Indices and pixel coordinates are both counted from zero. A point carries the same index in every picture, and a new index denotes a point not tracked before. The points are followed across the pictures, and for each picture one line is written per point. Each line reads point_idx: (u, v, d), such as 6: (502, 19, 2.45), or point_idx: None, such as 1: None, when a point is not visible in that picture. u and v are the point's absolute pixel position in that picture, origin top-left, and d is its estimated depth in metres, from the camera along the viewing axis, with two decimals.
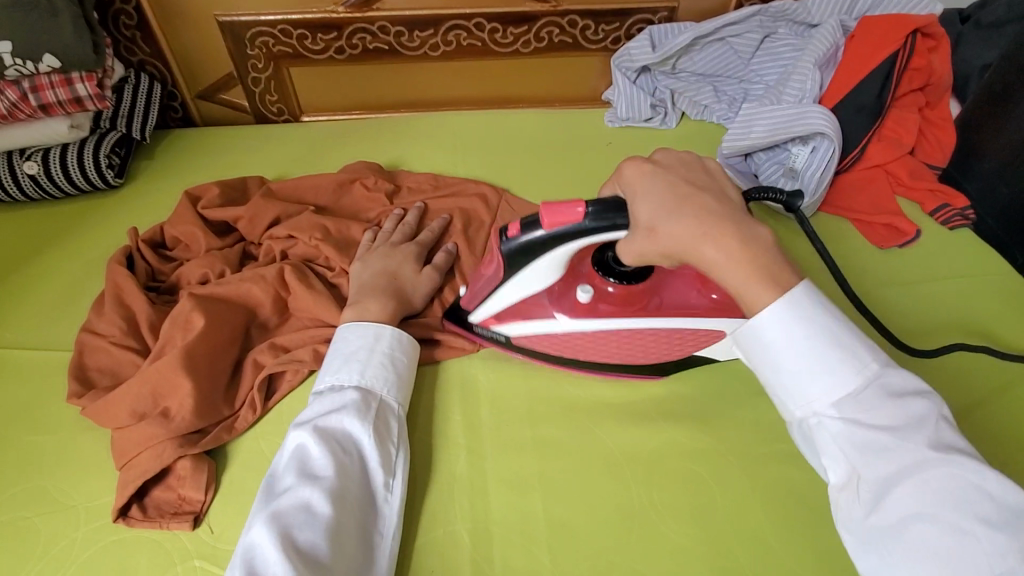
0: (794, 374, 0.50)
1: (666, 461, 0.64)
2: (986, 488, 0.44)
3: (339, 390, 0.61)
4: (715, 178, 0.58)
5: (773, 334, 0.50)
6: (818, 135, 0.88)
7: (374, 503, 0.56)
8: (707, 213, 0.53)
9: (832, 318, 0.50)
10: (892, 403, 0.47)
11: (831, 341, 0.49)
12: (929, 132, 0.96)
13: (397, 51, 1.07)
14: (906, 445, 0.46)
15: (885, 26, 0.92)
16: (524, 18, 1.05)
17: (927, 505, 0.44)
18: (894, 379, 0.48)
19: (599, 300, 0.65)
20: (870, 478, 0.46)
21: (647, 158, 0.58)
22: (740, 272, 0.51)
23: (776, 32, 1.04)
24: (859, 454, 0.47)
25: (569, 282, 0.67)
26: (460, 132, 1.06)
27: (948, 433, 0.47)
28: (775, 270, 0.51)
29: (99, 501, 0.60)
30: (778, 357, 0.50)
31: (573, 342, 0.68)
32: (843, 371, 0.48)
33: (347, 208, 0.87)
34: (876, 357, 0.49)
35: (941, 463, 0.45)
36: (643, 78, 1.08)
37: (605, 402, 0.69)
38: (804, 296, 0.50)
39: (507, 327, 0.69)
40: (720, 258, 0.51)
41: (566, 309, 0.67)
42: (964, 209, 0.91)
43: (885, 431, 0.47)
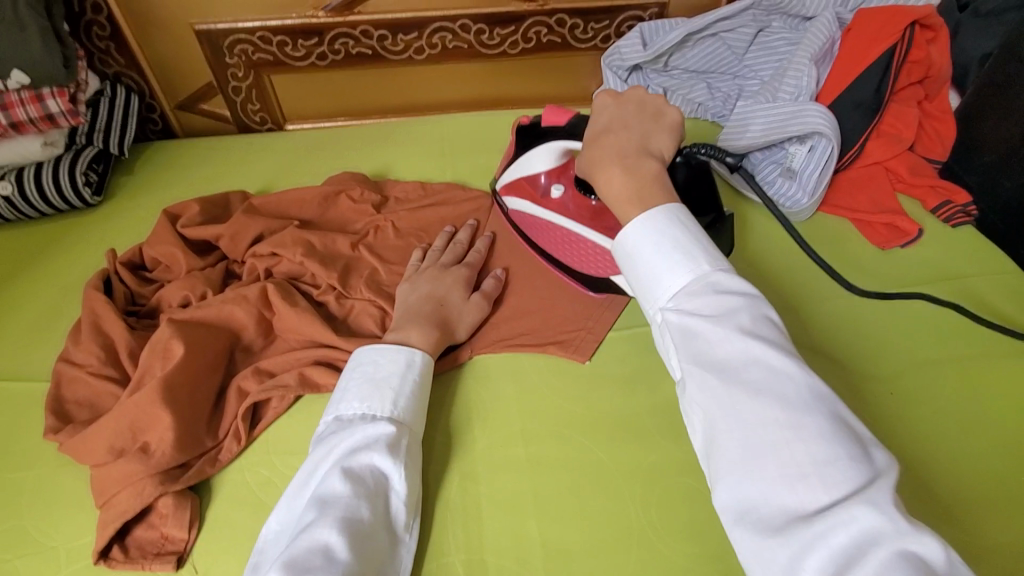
0: (643, 263, 0.53)
1: (667, 481, 0.62)
2: (787, 373, 0.44)
3: (371, 420, 0.58)
4: (661, 125, 0.61)
5: (635, 240, 0.54)
6: (816, 133, 0.86)
7: (393, 545, 0.54)
8: (616, 146, 0.59)
9: (688, 232, 0.52)
10: (714, 296, 0.48)
11: (671, 241, 0.52)
12: (929, 126, 0.94)
13: (381, 55, 1.03)
14: (719, 331, 0.46)
15: (881, 19, 0.89)
16: (511, 19, 1.02)
17: (728, 384, 0.44)
18: (721, 279, 0.50)
19: (569, 200, 0.75)
20: (687, 366, 0.47)
21: (620, 92, 0.64)
22: (619, 195, 0.57)
23: (769, 26, 1.01)
24: (682, 342, 0.48)
25: (562, 175, 0.76)
26: (448, 137, 1.03)
27: (765, 327, 0.46)
28: (646, 195, 0.56)
29: (81, 540, 0.58)
30: (636, 260, 0.54)
31: (542, 227, 0.77)
32: (675, 268, 0.51)
33: (333, 222, 0.85)
34: (710, 260, 0.51)
35: (748, 349, 0.45)
36: (635, 77, 1.05)
37: (601, 419, 0.66)
38: (665, 215, 0.53)
39: (510, 198, 0.81)
40: (606, 182, 0.58)
41: (543, 197, 0.76)
42: (967, 205, 0.88)
43: (704, 319, 0.47)
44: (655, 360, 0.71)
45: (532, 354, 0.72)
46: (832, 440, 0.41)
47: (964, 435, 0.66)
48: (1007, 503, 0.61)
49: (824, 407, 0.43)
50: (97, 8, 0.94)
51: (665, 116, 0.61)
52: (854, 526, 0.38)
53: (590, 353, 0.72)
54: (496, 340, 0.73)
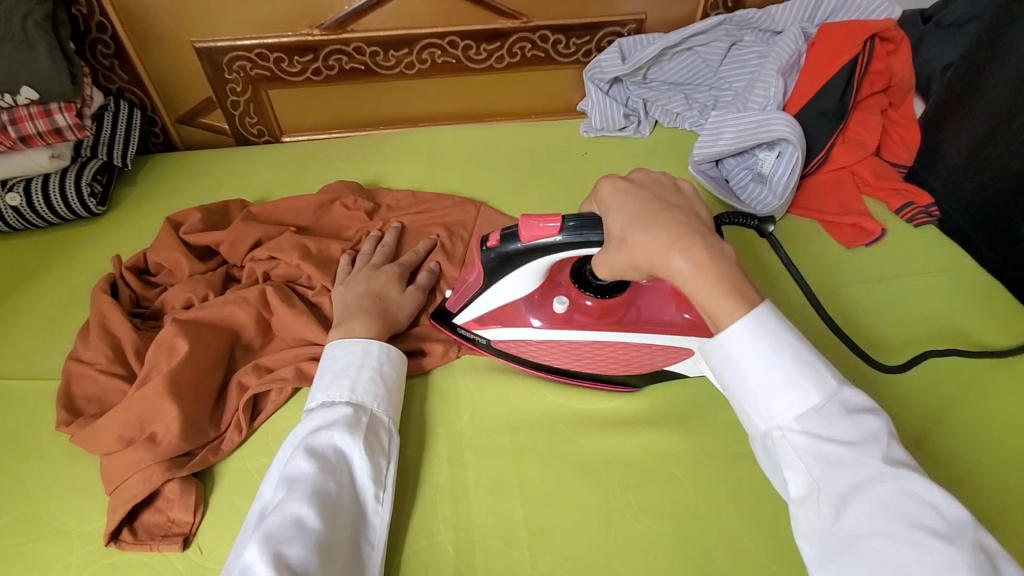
0: (752, 381, 0.50)
1: (643, 464, 0.66)
2: (934, 504, 0.44)
3: (330, 406, 0.62)
4: (687, 197, 0.59)
5: (737, 348, 0.50)
6: (783, 140, 0.91)
7: (364, 515, 0.57)
8: (674, 223, 0.53)
9: (809, 348, 0.50)
10: (847, 418, 0.48)
11: (791, 358, 0.49)
12: (894, 131, 1.00)
13: (373, 70, 1.09)
14: (864, 462, 0.46)
15: (843, 33, 0.95)
16: (497, 35, 1.08)
17: (879, 518, 0.44)
18: (850, 396, 0.49)
19: (575, 310, 0.68)
20: (831, 493, 0.46)
21: (624, 176, 0.60)
22: (702, 288, 0.51)
23: (741, 40, 1.07)
24: (818, 469, 0.47)
25: (549, 290, 0.70)
26: (438, 147, 1.08)
27: (898, 452, 0.47)
28: (734, 284, 0.50)
29: (90, 526, 0.61)
30: (741, 373, 0.50)
31: (549, 350, 0.71)
32: (805, 388, 0.48)
33: (327, 228, 0.89)
34: (835, 375, 0.49)
35: (895, 481, 0.45)
36: (615, 89, 1.11)
37: (581, 408, 0.71)
38: (769, 316, 0.49)
39: (490, 331, 0.72)
40: (683, 270, 0.51)
41: (543, 319, 0.69)
42: (928, 206, 0.93)
43: (840, 445, 0.47)
44: None
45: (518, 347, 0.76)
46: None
47: (924, 423, 0.71)
48: (960, 481, 0.66)
49: (976, 542, 0.43)
50: (102, 26, 0.99)
51: (681, 188, 0.59)
52: None
53: None
54: (482, 336, 0.77)
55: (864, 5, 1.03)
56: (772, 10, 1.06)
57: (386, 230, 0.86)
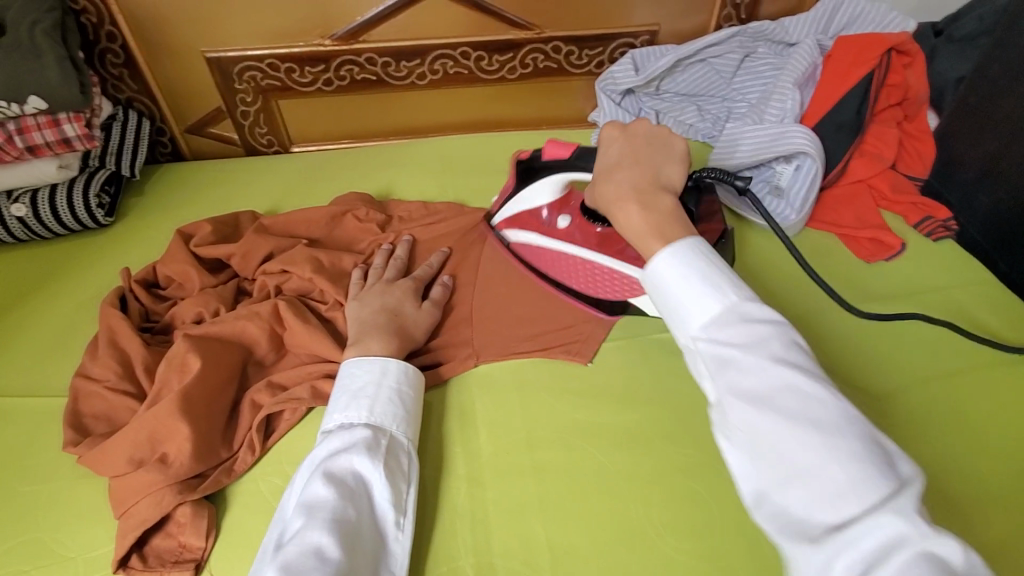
0: (671, 295, 0.51)
1: (668, 486, 0.64)
2: (819, 397, 0.43)
3: (348, 427, 0.60)
4: (669, 156, 0.63)
5: (666, 274, 0.51)
6: (801, 154, 0.90)
7: (384, 542, 0.55)
8: (631, 180, 0.60)
9: (712, 262, 0.51)
10: (744, 324, 0.47)
11: (699, 272, 0.50)
12: (911, 144, 0.99)
13: (384, 81, 1.08)
14: (754, 361, 0.44)
15: (859, 46, 0.94)
16: (509, 46, 1.07)
17: (765, 412, 0.43)
18: (749, 306, 0.48)
19: (575, 229, 0.80)
20: (726, 396, 0.45)
21: (626, 126, 0.66)
22: (635, 229, 0.56)
23: (755, 52, 1.07)
24: (716, 370, 0.46)
25: (563, 206, 0.81)
26: (450, 158, 1.07)
27: (796, 353, 0.45)
28: (665, 226, 0.55)
29: (98, 551, 0.59)
30: (667, 291, 0.51)
31: (550, 256, 0.81)
32: (704, 298, 0.49)
33: (339, 240, 0.88)
34: (737, 288, 0.49)
35: (784, 376, 0.43)
36: (628, 101, 1.10)
37: (603, 427, 0.69)
38: (687, 249, 0.52)
39: (512, 232, 0.85)
40: (623, 216, 0.58)
41: (548, 229, 0.81)
42: (947, 220, 0.92)
43: (736, 347, 0.46)
44: (654, 369, 0.74)
45: (537, 362, 0.75)
46: (871, 464, 0.40)
47: (954, 442, 0.69)
48: (991, 504, 0.64)
49: (860, 431, 0.42)
50: (112, 36, 0.98)
51: (670, 147, 0.64)
52: (882, 533, 0.38)
53: (591, 355, 0.75)
54: (499, 353, 0.75)
55: (880, 17, 1.02)
56: (786, 22, 1.06)
57: (398, 243, 0.85)
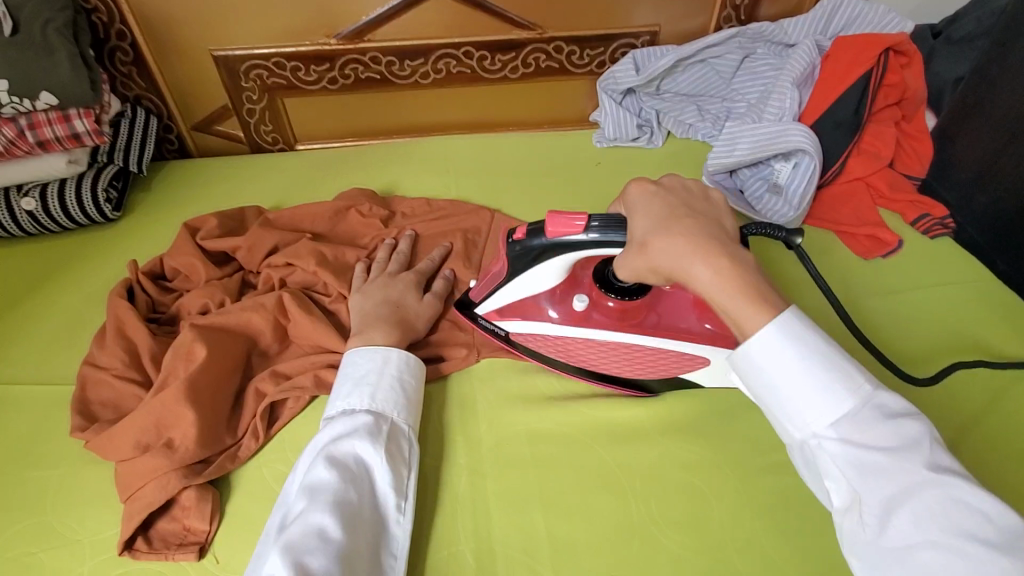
0: (784, 395, 0.50)
1: (666, 476, 0.65)
2: (979, 508, 0.44)
3: (351, 413, 0.61)
4: (716, 208, 0.58)
5: (765, 359, 0.50)
6: (799, 151, 0.91)
7: (386, 525, 0.56)
8: (699, 230, 0.54)
9: (839, 353, 0.50)
10: (884, 426, 0.47)
11: (822, 366, 0.49)
12: (908, 144, 1.00)
13: (388, 80, 1.10)
14: (902, 469, 0.46)
15: (858, 46, 0.95)
16: (511, 46, 1.09)
17: (923, 527, 0.44)
18: (885, 403, 0.48)
19: (594, 309, 0.70)
20: (877, 506, 0.46)
21: (656, 180, 0.60)
22: (724, 292, 0.51)
23: (754, 53, 1.08)
24: (856, 476, 0.47)
25: (570, 288, 0.70)
26: (452, 156, 1.08)
27: (941, 456, 0.46)
28: (759, 292, 0.51)
29: (103, 534, 0.60)
30: (774, 383, 0.50)
31: (566, 346, 0.72)
32: (837, 396, 0.48)
33: (342, 235, 0.89)
34: (869, 380, 0.49)
35: (939, 487, 0.45)
36: (628, 100, 1.11)
37: (602, 419, 0.70)
38: (793, 323, 0.50)
39: (510, 323, 0.73)
40: (703, 274, 0.51)
41: (562, 316, 0.70)
42: (944, 218, 0.94)
43: (879, 453, 0.46)
44: None
45: (538, 354, 0.76)
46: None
47: (949, 436, 0.70)
48: None
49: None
50: (122, 34, 1.00)
51: (710, 198, 0.59)
52: None
53: None
54: (499, 344, 0.77)
55: (878, 19, 1.04)
56: (785, 23, 1.07)
57: (400, 238, 0.86)
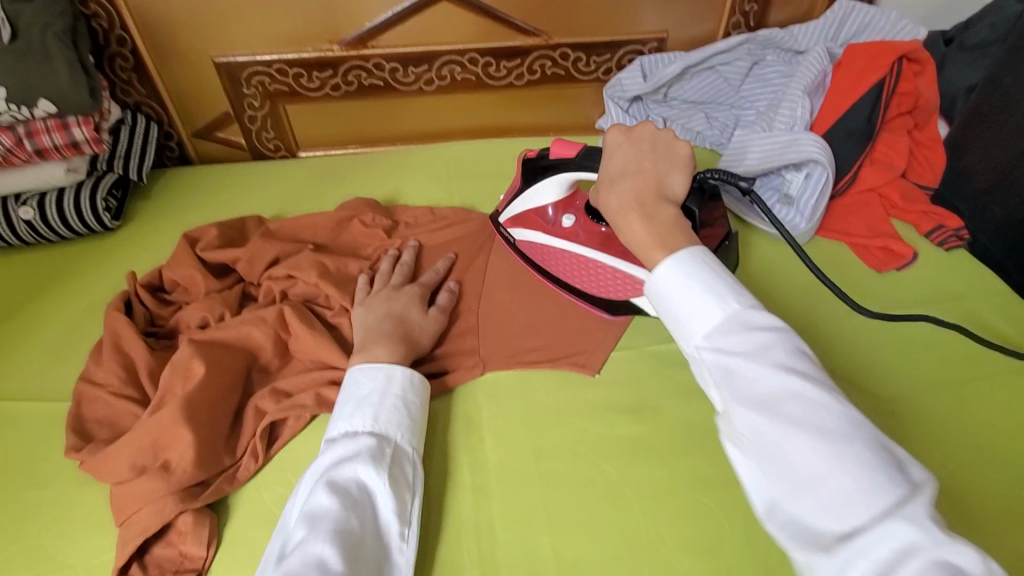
0: (673, 308, 0.51)
1: (678, 498, 0.63)
2: (822, 404, 0.43)
3: (352, 436, 0.59)
4: (673, 164, 0.61)
5: (664, 280, 0.52)
6: (811, 161, 0.89)
7: (388, 554, 0.54)
8: (634, 189, 0.59)
9: (716, 273, 0.51)
10: (748, 332, 0.47)
11: (702, 280, 0.50)
12: (921, 153, 0.98)
13: (392, 86, 1.08)
14: (756, 368, 0.45)
15: (871, 54, 0.94)
16: (517, 52, 1.07)
17: (770, 420, 0.43)
18: (752, 315, 0.48)
19: (579, 229, 0.79)
20: (733, 406, 0.45)
21: (631, 128, 0.64)
22: (639, 241, 0.56)
23: (764, 59, 1.06)
24: (721, 379, 0.46)
25: (569, 206, 0.81)
26: (456, 163, 1.07)
27: (800, 359, 0.45)
28: (670, 239, 0.55)
29: (98, 559, 0.58)
30: (668, 300, 0.52)
31: (554, 257, 0.80)
32: (706, 306, 0.49)
33: (345, 245, 0.87)
34: (739, 297, 0.49)
35: (788, 385, 0.43)
36: (636, 107, 1.09)
37: (611, 438, 0.68)
38: (693, 257, 0.52)
39: (517, 232, 0.83)
40: (625, 225, 0.58)
41: (554, 229, 0.80)
42: (959, 229, 0.92)
43: (738, 355, 0.46)
44: (662, 379, 0.73)
45: (545, 370, 0.74)
46: (880, 470, 0.40)
47: (969, 454, 0.67)
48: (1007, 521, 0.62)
49: (868, 438, 0.42)
50: (122, 40, 0.98)
51: (676, 154, 0.62)
52: (894, 541, 0.38)
53: (599, 365, 0.74)
54: (505, 360, 0.75)
55: (890, 25, 1.02)
56: (795, 30, 1.05)
57: (404, 248, 0.84)
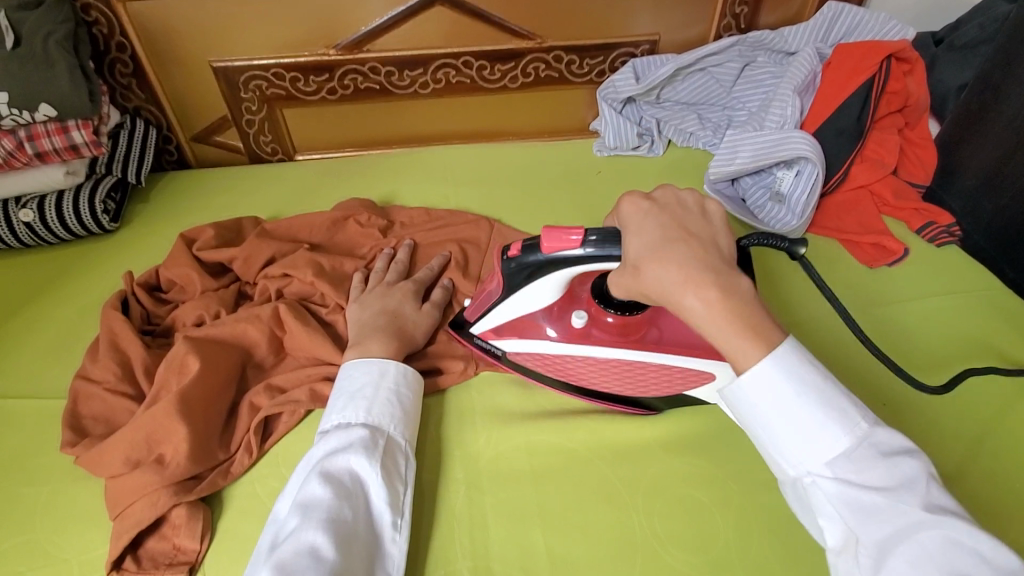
0: (774, 426, 0.48)
1: (668, 491, 0.63)
2: (977, 549, 0.42)
3: (346, 427, 0.60)
4: (715, 225, 0.54)
5: (757, 394, 0.48)
6: (802, 159, 0.90)
7: (381, 544, 0.55)
8: (691, 260, 0.50)
9: (819, 378, 0.48)
10: (880, 463, 0.46)
11: (817, 398, 0.47)
12: (911, 151, 0.99)
13: (388, 90, 1.10)
14: (897, 507, 0.44)
15: (860, 52, 0.95)
16: (511, 55, 1.08)
17: (925, 570, 0.42)
18: (880, 437, 0.47)
19: (594, 326, 0.67)
20: (869, 546, 0.45)
21: (649, 194, 0.56)
22: (718, 327, 0.49)
23: (755, 61, 1.07)
24: (853, 516, 0.45)
25: (568, 304, 0.68)
26: (452, 165, 1.08)
27: (937, 493, 0.45)
28: (755, 326, 0.49)
29: (92, 553, 0.59)
30: (764, 418, 0.49)
31: (564, 365, 0.69)
32: (828, 432, 0.47)
33: (340, 245, 0.88)
34: (865, 416, 0.47)
35: (934, 526, 0.43)
36: (628, 109, 1.11)
37: (603, 433, 0.68)
38: (800, 359, 0.48)
39: (506, 343, 0.70)
40: (700, 313, 0.49)
41: (562, 334, 0.67)
42: (950, 226, 0.92)
43: (875, 491, 0.45)
44: None
45: (538, 365, 0.75)
46: None
47: (956, 445, 0.68)
48: (995, 512, 0.63)
49: None
50: (122, 46, 1.00)
51: (709, 211, 0.55)
52: None
53: None
54: (500, 355, 0.76)
55: (879, 26, 1.03)
56: (785, 31, 1.07)
57: (399, 247, 0.85)
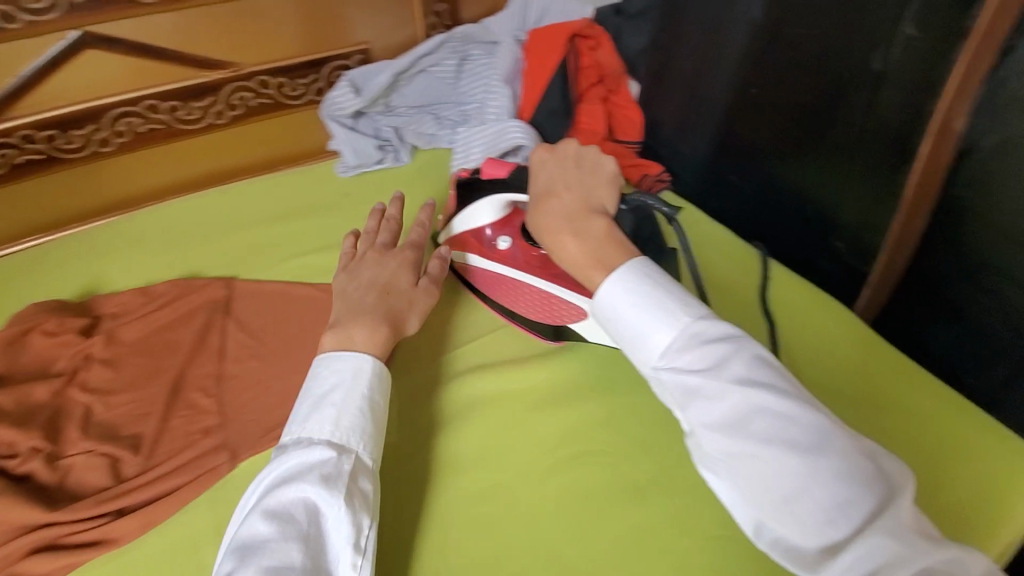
0: (626, 325, 0.51)
1: (464, 522, 0.58)
2: (792, 417, 0.44)
3: (307, 445, 0.51)
4: (600, 176, 0.63)
5: (615, 301, 0.52)
6: (521, 147, 0.95)
7: None
8: (560, 209, 0.60)
9: (660, 286, 0.51)
10: (702, 348, 0.47)
11: (647, 298, 0.51)
12: (619, 114, 1.06)
13: (57, 157, 0.91)
14: (719, 388, 0.45)
15: (547, 37, 1.02)
16: (204, 89, 0.96)
17: (739, 441, 0.44)
18: (702, 327, 0.48)
19: (516, 250, 0.74)
20: (697, 428, 0.46)
21: (554, 145, 0.66)
22: (577, 262, 0.57)
23: (470, 54, 1.09)
24: (685, 402, 0.47)
25: (505, 226, 0.75)
26: (172, 226, 0.92)
27: (760, 371, 0.45)
28: (606, 257, 0.55)
29: None
30: (619, 321, 0.52)
31: (497, 280, 0.75)
32: (658, 326, 0.49)
33: (25, 368, 0.70)
34: (689, 310, 0.49)
35: (750, 400, 0.44)
36: (361, 122, 1.05)
37: (389, 487, 0.61)
38: (631, 271, 0.53)
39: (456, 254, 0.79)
40: (561, 249, 0.58)
41: (489, 251, 0.75)
42: (660, 174, 1.02)
43: (697, 375, 0.46)
44: (432, 398, 0.68)
45: None
46: (851, 478, 0.42)
47: None
48: None
49: (836, 444, 0.43)
50: None
51: (602, 168, 0.64)
52: (875, 554, 0.40)
53: None
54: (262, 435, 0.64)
55: None
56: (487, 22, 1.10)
57: (390, 202, 0.78)
